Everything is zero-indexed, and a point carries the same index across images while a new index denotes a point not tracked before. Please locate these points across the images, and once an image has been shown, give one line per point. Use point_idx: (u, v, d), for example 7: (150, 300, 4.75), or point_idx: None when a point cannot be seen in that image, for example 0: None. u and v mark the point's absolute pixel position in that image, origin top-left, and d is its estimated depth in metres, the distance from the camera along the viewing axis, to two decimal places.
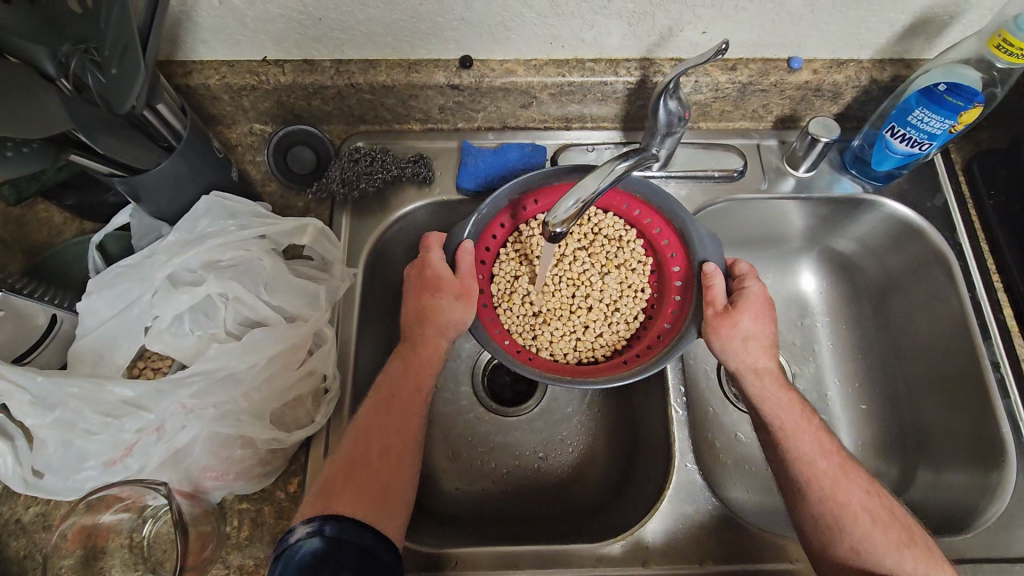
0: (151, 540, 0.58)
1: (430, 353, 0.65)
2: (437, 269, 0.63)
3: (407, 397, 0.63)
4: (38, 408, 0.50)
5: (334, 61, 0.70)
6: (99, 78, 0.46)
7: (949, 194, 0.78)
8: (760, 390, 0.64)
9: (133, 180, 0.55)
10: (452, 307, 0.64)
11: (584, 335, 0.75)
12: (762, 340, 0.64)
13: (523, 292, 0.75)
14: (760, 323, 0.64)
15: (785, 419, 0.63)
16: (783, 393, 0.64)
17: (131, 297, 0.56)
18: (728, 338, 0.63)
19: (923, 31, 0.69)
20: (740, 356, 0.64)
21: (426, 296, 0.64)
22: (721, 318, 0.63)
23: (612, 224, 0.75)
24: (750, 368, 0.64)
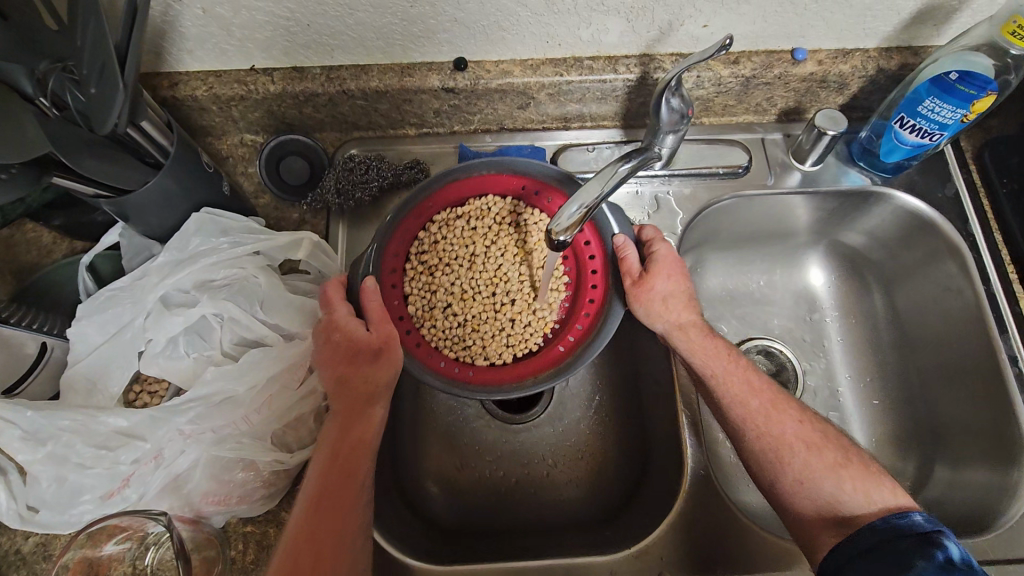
0: (154, 566, 0.57)
1: (361, 438, 0.54)
2: (348, 330, 0.55)
3: (340, 499, 0.51)
4: (30, 443, 0.48)
5: (324, 67, 0.68)
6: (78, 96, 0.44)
7: (960, 184, 0.76)
8: (689, 347, 0.62)
9: (120, 200, 0.54)
10: (375, 368, 0.54)
11: (516, 331, 0.67)
12: (680, 297, 0.63)
13: (443, 306, 0.67)
14: (675, 281, 0.63)
15: (715, 366, 0.62)
16: (707, 340, 0.63)
17: (123, 320, 0.54)
18: (648, 304, 0.62)
19: (931, 18, 0.66)
20: (664, 316, 0.63)
21: (347, 363, 0.55)
22: (639, 286, 0.62)
23: (513, 208, 0.67)
24: (675, 324, 0.63)
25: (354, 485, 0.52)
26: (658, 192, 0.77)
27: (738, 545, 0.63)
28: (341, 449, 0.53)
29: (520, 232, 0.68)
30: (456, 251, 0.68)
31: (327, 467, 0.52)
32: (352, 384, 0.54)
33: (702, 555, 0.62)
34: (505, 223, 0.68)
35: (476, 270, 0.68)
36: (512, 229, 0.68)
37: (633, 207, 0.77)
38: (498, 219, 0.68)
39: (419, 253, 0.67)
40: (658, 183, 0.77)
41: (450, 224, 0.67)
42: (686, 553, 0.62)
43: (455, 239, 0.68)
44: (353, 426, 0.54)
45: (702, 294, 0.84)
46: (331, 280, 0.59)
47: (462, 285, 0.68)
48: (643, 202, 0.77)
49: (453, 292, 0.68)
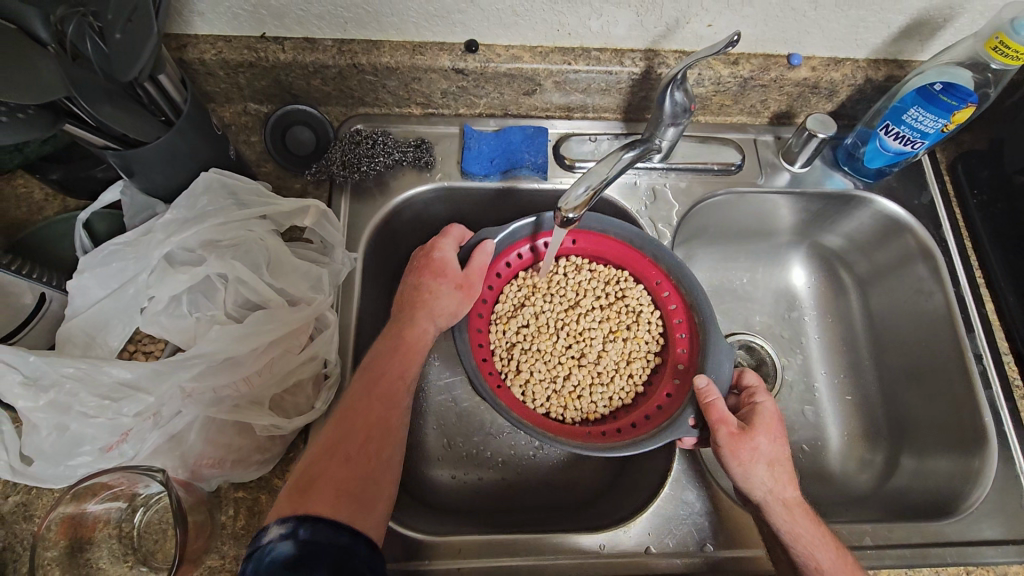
0: (142, 529, 0.56)
1: (412, 340, 0.62)
2: (444, 254, 0.65)
3: (387, 386, 0.59)
4: (31, 390, 0.47)
5: (335, 40, 0.69)
6: (100, 47, 0.45)
7: (935, 192, 0.81)
8: (790, 526, 0.57)
9: (127, 153, 0.53)
10: (445, 297, 0.64)
11: (563, 390, 0.73)
12: (784, 465, 0.59)
13: (521, 322, 0.75)
14: (781, 450, 0.59)
15: (820, 556, 0.56)
16: (813, 525, 0.57)
17: (126, 275, 0.54)
18: (748, 463, 0.57)
19: (917, 32, 0.71)
20: (765, 486, 0.57)
21: (429, 276, 0.65)
22: (739, 439, 0.58)
23: (638, 298, 0.73)
24: (779, 498, 0.57)
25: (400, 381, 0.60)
26: (655, 184, 0.80)
27: (721, 523, 0.65)
28: (394, 345, 0.62)
29: (631, 320, 0.74)
30: (565, 289, 0.76)
31: (383, 358, 0.60)
32: (421, 293, 0.64)
33: (684, 534, 0.64)
34: (621, 302, 0.75)
35: (568, 318, 0.76)
36: (623, 314, 0.75)
37: (631, 198, 0.79)
38: (620, 297, 0.75)
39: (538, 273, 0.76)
40: (655, 175, 0.80)
41: (578, 270, 0.76)
42: (671, 531, 0.64)
43: (573, 276, 0.76)
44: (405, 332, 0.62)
45: None
46: (445, 232, 0.67)
47: (546, 320, 0.75)
48: (640, 194, 0.79)
49: (536, 318, 0.75)
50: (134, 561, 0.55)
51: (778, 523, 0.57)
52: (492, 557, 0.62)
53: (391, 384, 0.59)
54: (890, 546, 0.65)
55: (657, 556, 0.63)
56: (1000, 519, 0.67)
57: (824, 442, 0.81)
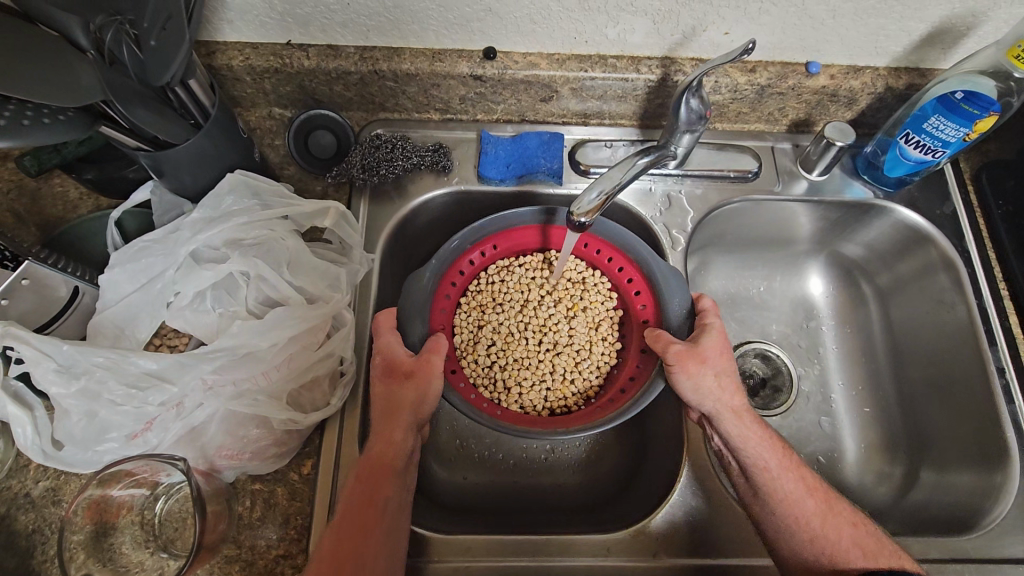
0: (163, 517, 0.58)
1: (383, 452, 0.57)
2: (388, 351, 0.61)
3: (361, 514, 0.54)
4: (63, 377, 0.50)
5: (358, 47, 0.71)
6: (135, 53, 0.48)
7: (958, 202, 0.79)
8: (739, 432, 0.61)
9: (158, 154, 0.55)
10: (403, 389, 0.59)
11: (552, 382, 0.74)
12: (731, 375, 0.63)
13: (488, 344, 0.75)
14: (727, 363, 0.63)
15: (770, 460, 0.60)
16: (759, 430, 0.61)
17: (155, 271, 0.56)
18: (697, 377, 0.61)
19: (940, 41, 0.70)
20: (715, 395, 0.61)
21: (386, 379, 0.60)
22: (688, 354, 0.61)
23: (574, 266, 0.76)
24: (728, 406, 0.61)
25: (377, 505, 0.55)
26: (670, 191, 0.80)
27: (732, 532, 0.65)
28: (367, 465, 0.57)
29: (580, 290, 0.76)
30: (510, 296, 0.75)
31: (358, 484, 0.55)
32: (387, 399, 0.59)
33: (694, 541, 0.64)
34: (564, 278, 0.76)
35: (526, 315, 0.76)
36: (569, 288, 0.76)
37: (646, 203, 0.79)
38: (559, 275, 0.76)
39: (477, 289, 0.75)
40: (671, 182, 0.80)
41: (511, 269, 0.75)
42: (680, 537, 0.64)
43: (513, 280, 0.75)
44: (377, 452, 0.57)
45: (704, 295, 0.87)
46: (380, 313, 0.64)
47: (508, 327, 0.75)
48: (655, 199, 0.80)
49: (499, 330, 0.75)
50: (155, 548, 0.57)
51: (728, 430, 0.61)
52: (501, 557, 0.62)
53: (368, 507, 0.54)
54: None
55: (665, 562, 0.63)
56: (1021, 537, 0.65)
57: (840, 454, 0.80)
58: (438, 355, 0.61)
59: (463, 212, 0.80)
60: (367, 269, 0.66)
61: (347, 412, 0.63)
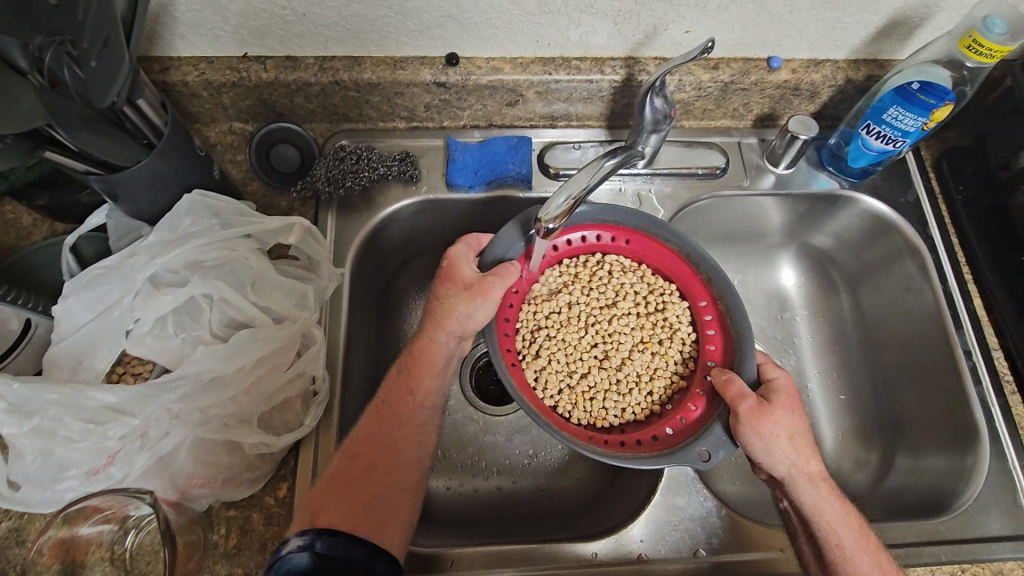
0: (134, 551, 0.56)
1: (426, 351, 0.62)
2: (457, 264, 0.63)
3: (399, 403, 0.60)
4: (16, 416, 0.48)
5: (317, 58, 0.69)
6: (76, 71, 0.45)
7: (921, 190, 0.81)
8: (815, 501, 0.56)
9: (112, 178, 0.54)
10: (458, 299, 0.61)
11: (578, 388, 0.71)
12: (807, 439, 0.58)
13: (554, 308, 0.73)
14: (803, 425, 0.58)
15: (842, 535, 0.55)
16: (837, 502, 0.57)
17: (111, 298, 0.54)
18: (770, 439, 0.56)
19: (895, 32, 0.71)
20: (789, 460, 0.56)
21: (443, 286, 0.63)
22: (759, 413, 0.56)
23: (678, 313, 0.72)
24: (804, 472, 0.56)
25: (415, 400, 0.61)
26: (641, 190, 0.80)
27: (716, 529, 0.65)
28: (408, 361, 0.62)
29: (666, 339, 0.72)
30: (604, 287, 0.74)
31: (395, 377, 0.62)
32: (437, 306, 0.63)
33: (677, 539, 0.64)
34: (659, 314, 0.73)
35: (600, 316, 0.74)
36: (658, 326, 0.73)
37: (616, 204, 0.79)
38: (658, 309, 0.73)
39: (579, 261, 0.75)
40: (641, 181, 0.80)
41: (625, 272, 0.74)
42: (665, 537, 0.64)
43: (618, 278, 0.74)
44: (420, 349, 0.62)
45: None
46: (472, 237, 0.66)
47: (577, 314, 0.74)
48: (626, 200, 0.80)
49: (568, 308, 0.74)
50: None
51: (802, 499, 0.56)
52: (486, 569, 0.61)
53: (403, 396, 0.60)
54: (886, 546, 0.64)
55: (651, 564, 0.63)
56: (996, 516, 0.66)
57: (819, 442, 0.81)
58: (499, 279, 0.62)
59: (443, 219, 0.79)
60: (336, 284, 0.65)
61: (321, 430, 0.62)
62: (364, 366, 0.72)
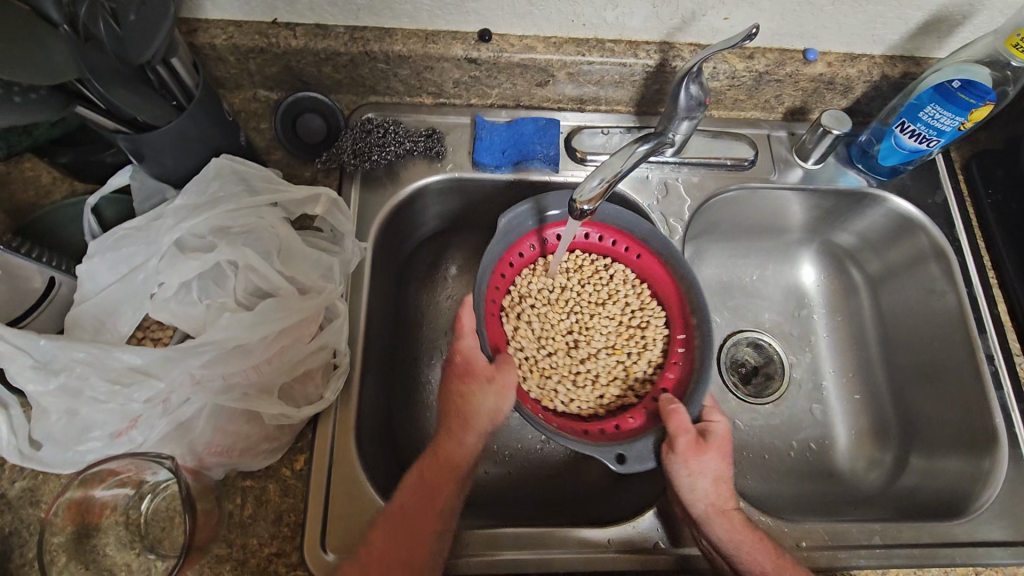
0: (149, 516, 0.56)
1: (451, 455, 0.59)
2: (469, 356, 0.62)
3: (417, 516, 0.55)
4: (40, 374, 0.47)
5: (348, 27, 0.68)
6: (113, 28, 0.46)
7: (949, 192, 0.80)
8: (730, 536, 0.58)
9: (139, 137, 0.52)
10: (484, 394, 0.60)
11: (540, 364, 0.72)
12: (727, 480, 0.60)
13: (546, 286, 0.74)
14: (727, 468, 0.60)
15: (762, 563, 0.57)
16: (752, 534, 0.59)
17: (136, 261, 0.53)
18: (696, 475, 0.58)
19: (935, 29, 0.70)
20: (708, 497, 0.59)
21: (461, 384, 0.60)
22: (692, 449, 0.58)
23: (656, 335, 0.71)
24: (719, 510, 0.59)
25: (433, 509, 0.56)
26: (667, 178, 0.79)
27: None
28: (434, 466, 0.59)
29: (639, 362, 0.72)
30: (601, 286, 0.74)
31: (416, 481, 0.58)
32: (458, 403, 0.60)
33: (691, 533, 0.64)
34: (639, 331, 0.73)
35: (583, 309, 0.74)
36: (633, 340, 0.73)
37: (642, 191, 0.78)
38: (641, 326, 0.73)
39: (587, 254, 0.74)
40: (667, 170, 0.79)
41: (622, 280, 0.73)
42: (680, 527, 0.64)
43: (617, 284, 0.73)
44: (446, 453, 0.60)
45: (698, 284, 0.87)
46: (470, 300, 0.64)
47: (563, 299, 0.74)
48: (651, 187, 0.79)
49: (558, 292, 0.74)
50: (141, 548, 0.55)
51: (717, 535, 0.58)
52: (501, 550, 0.61)
53: (426, 504, 0.56)
54: (899, 546, 0.64)
55: (665, 552, 0.63)
56: (1009, 521, 0.66)
57: (831, 440, 0.81)
58: (511, 369, 0.61)
59: (465, 199, 0.78)
60: (360, 258, 0.64)
61: (341, 404, 0.62)
62: (383, 343, 0.72)
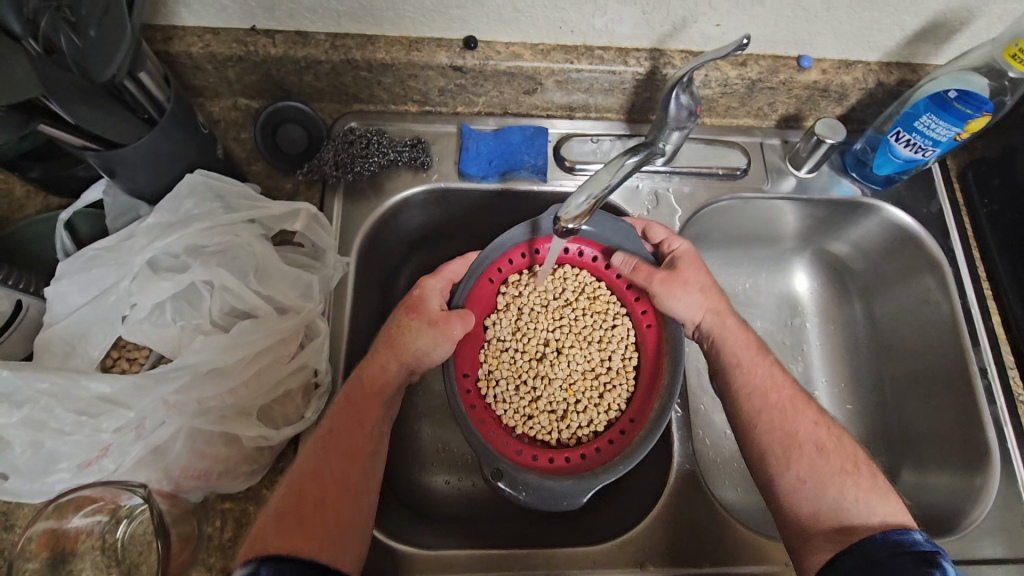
0: (125, 541, 0.54)
1: (377, 377, 0.58)
2: (425, 292, 0.62)
3: (349, 436, 0.55)
4: (6, 405, 0.46)
5: (329, 34, 0.66)
6: (74, 41, 0.42)
7: (944, 201, 0.79)
8: (730, 346, 0.64)
9: (109, 154, 0.51)
10: (419, 333, 0.59)
11: (506, 353, 0.71)
12: (708, 288, 0.65)
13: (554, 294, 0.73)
14: (704, 278, 0.65)
15: (744, 357, 0.63)
16: (746, 354, 0.63)
17: (107, 282, 0.52)
18: (680, 295, 0.64)
19: (933, 36, 0.68)
20: (694, 312, 0.64)
21: (404, 314, 0.61)
22: (666, 281, 0.64)
23: (612, 399, 0.69)
24: (711, 309, 0.65)
25: (364, 431, 0.56)
26: (658, 188, 0.78)
27: (721, 538, 0.64)
28: (357, 387, 0.58)
29: (583, 419, 0.69)
30: (598, 328, 0.72)
31: (345, 402, 0.57)
32: (396, 333, 0.60)
33: (679, 551, 0.63)
34: (603, 389, 0.70)
35: (570, 334, 0.73)
36: (590, 391, 0.71)
37: (632, 202, 0.77)
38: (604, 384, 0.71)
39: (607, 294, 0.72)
40: (658, 179, 0.78)
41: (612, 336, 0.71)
42: (666, 545, 0.63)
43: (612, 333, 0.71)
44: (371, 375, 0.58)
45: None
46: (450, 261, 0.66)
47: (558, 319, 0.73)
48: (642, 197, 0.77)
49: (559, 308, 0.73)
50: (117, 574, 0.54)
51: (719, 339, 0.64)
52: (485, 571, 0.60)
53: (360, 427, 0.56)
54: None
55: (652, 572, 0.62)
56: (1000, 539, 0.65)
57: None
58: (462, 323, 0.61)
59: (452, 209, 0.76)
60: (341, 274, 0.63)
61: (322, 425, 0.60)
62: None
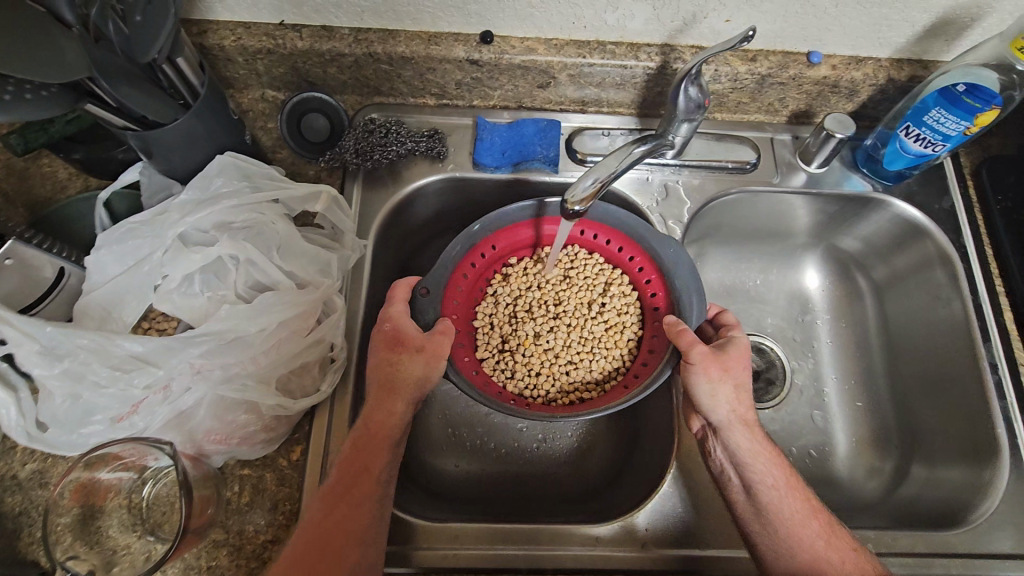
0: (150, 501, 0.59)
1: (395, 330, 0.60)
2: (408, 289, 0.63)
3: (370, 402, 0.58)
4: (46, 357, 0.49)
5: (352, 28, 0.69)
6: (121, 28, 0.47)
7: (956, 197, 0.79)
8: (750, 446, 0.60)
9: (147, 134, 0.54)
10: (407, 324, 0.61)
11: (532, 278, 0.77)
12: (747, 391, 0.62)
13: (597, 296, 0.77)
14: (746, 376, 0.62)
15: (775, 475, 0.59)
16: (768, 459, 0.60)
17: (142, 254, 0.55)
18: (716, 383, 0.61)
19: (944, 32, 0.69)
20: (726, 408, 0.60)
21: (389, 351, 0.59)
22: (710, 359, 0.61)
23: (548, 384, 0.74)
24: (739, 416, 0.61)
25: (387, 389, 0.58)
26: (668, 180, 0.79)
27: (719, 524, 0.64)
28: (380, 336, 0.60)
29: (511, 373, 0.74)
30: (589, 344, 0.76)
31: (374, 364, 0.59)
32: (386, 371, 0.58)
33: (681, 530, 0.64)
34: (553, 377, 0.74)
35: (571, 324, 0.77)
36: (538, 359, 0.75)
37: (643, 193, 0.79)
38: (550, 371, 0.75)
39: (624, 341, 0.75)
40: (668, 172, 0.79)
41: (588, 361, 0.75)
42: (670, 526, 0.64)
43: (597, 355, 0.75)
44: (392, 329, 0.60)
45: None
46: (404, 280, 0.65)
47: (578, 309, 0.77)
48: (652, 190, 0.79)
49: (587, 311, 0.77)
50: (142, 531, 0.58)
51: (738, 442, 0.60)
52: (489, 546, 0.62)
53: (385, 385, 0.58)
54: (893, 553, 0.64)
55: (653, 552, 0.63)
56: (1009, 532, 0.65)
57: (831, 447, 0.80)
58: (447, 337, 0.61)
59: (468, 198, 0.79)
60: (358, 255, 0.66)
61: (337, 398, 0.63)
62: None
